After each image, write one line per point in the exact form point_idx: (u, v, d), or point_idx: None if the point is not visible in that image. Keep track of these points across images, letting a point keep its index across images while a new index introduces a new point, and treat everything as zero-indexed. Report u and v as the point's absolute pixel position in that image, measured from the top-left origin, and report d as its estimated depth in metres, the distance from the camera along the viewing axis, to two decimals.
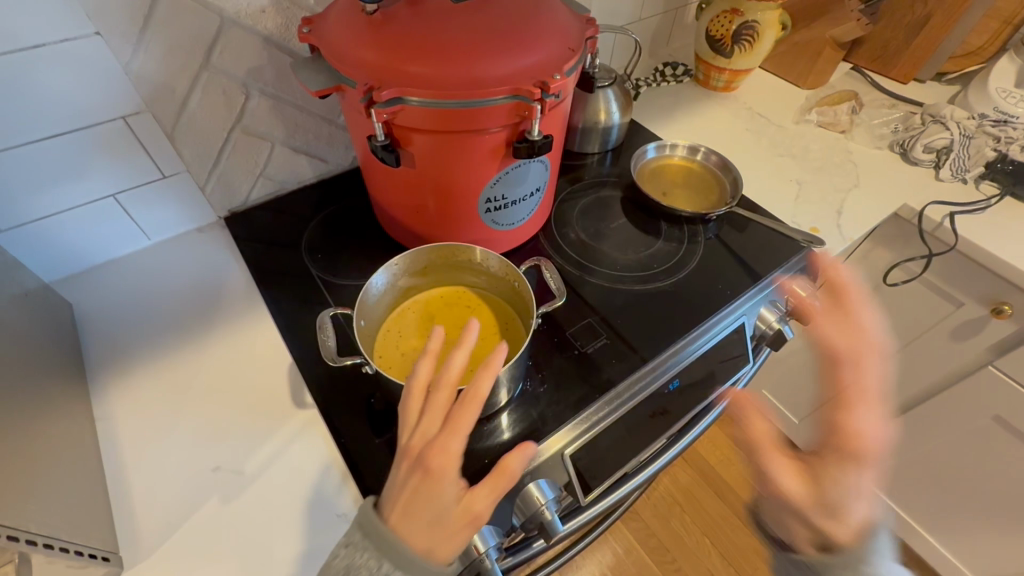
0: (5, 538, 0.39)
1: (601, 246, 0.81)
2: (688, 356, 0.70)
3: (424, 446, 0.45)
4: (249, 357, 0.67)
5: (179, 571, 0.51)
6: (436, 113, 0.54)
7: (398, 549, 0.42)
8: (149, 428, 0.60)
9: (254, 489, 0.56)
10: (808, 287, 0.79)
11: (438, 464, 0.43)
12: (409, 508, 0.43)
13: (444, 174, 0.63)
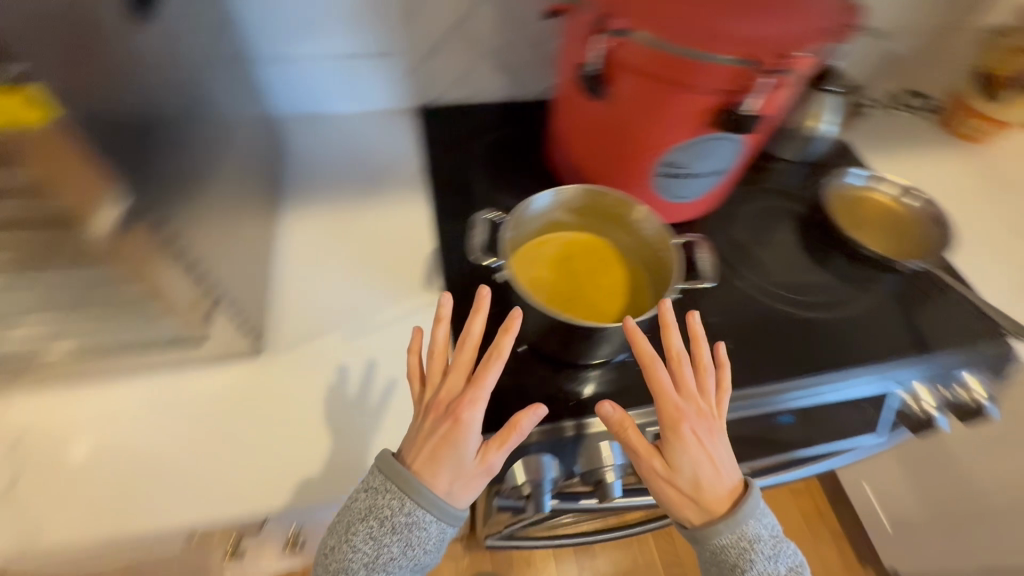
0: (200, 283, 0.49)
1: (758, 255, 0.76)
2: (799, 401, 0.65)
3: (450, 400, 0.49)
4: (399, 232, 0.74)
5: (296, 375, 0.60)
6: (655, 56, 0.54)
7: (420, 488, 0.48)
8: (308, 256, 0.70)
9: (369, 339, 0.63)
10: (987, 387, 0.67)
11: (464, 416, 0.48)
12: (432, 455, 0.48)
13: (634, 126, 0.61)
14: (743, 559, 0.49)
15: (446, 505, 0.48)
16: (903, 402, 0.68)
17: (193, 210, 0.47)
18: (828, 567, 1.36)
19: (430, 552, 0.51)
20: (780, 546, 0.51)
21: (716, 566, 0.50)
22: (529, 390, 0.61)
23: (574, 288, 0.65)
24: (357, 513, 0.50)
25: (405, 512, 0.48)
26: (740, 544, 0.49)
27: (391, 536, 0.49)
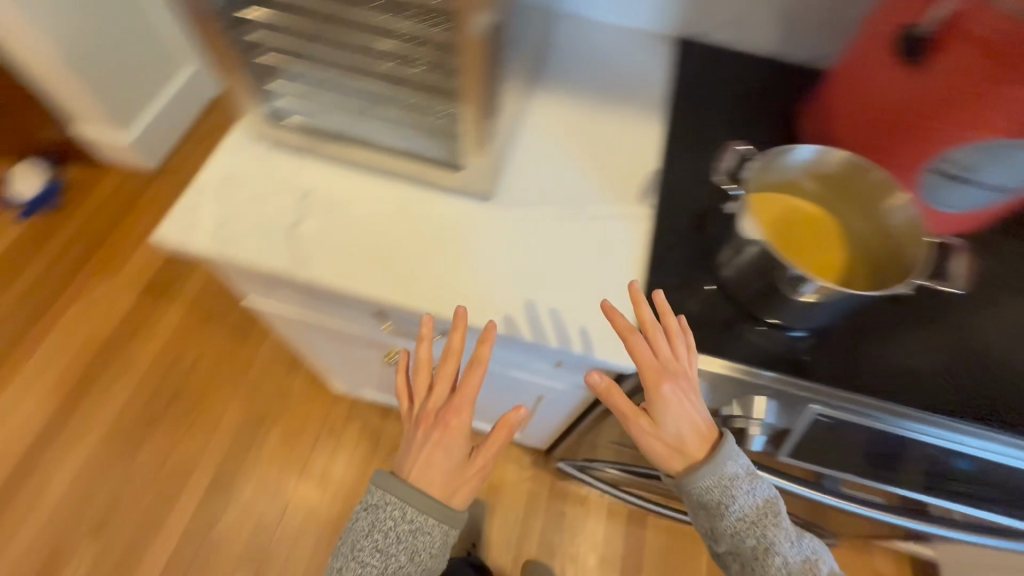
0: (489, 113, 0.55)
1: (994, 300, 0.68)
2: (961, 442, 0.59)
3: (437, 409, 0.57)
4: (631, 141, 0.76)
5: (511, 229, 0.67)
6: (1008, 27, 0.49)
7: (418, 496, 0.55)
8: (546, 133, 0.75)
9: (579, 224, 0.68)
10: None
11: (453, 422, 0.56)
12: (424, 461, 0.56)
13: (926, 104, 0.57)
14: (726, 497, 0.54)
15: (446, 509, 0.55)
16: None
17: (508, 51, 0.53)
18: None
19: (436, 554, 0.57)
20: (756, 481, 0.55)
21: (704, 509, 0.55)
22: (705, 324, 0.62)
23: (796, 234, 0.65)
24: (361, 530, 0.57)
25: (406, 520, 0.54)
26: (718, 485, 0.53)
27: (396, 548, 0.55)
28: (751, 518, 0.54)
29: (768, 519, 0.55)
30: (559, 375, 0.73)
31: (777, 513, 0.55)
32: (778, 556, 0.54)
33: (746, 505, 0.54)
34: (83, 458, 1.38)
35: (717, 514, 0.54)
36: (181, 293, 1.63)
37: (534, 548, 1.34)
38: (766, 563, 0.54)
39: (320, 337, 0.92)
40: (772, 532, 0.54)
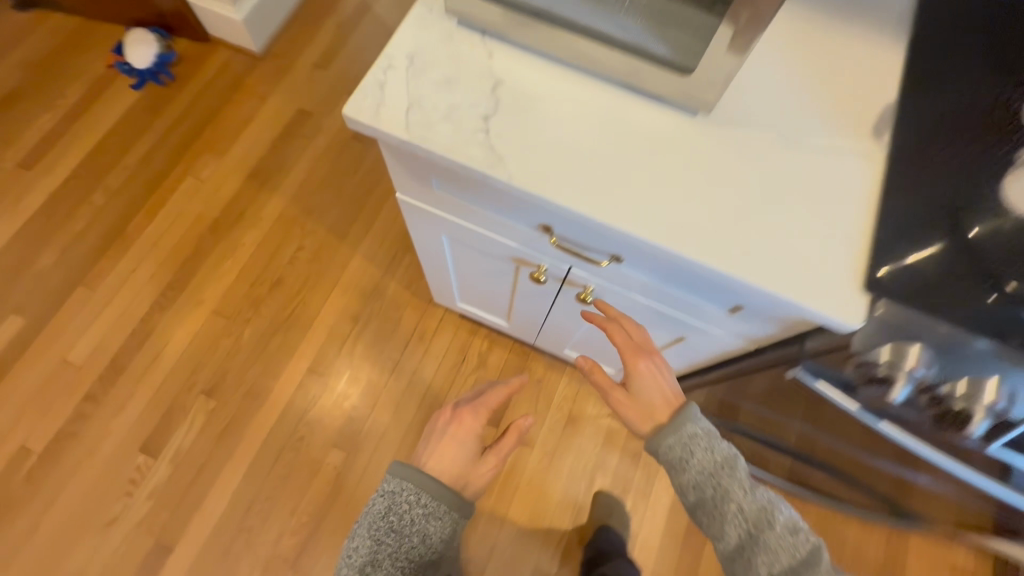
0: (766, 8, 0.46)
1: None
2: None
3: (460, 416, 0.84)
4: (866, 65, 0.64)
5: (721, 152, 0.59)
6: None
7: (431, 485, 0.75)
8: (766, 44, 0.64)
9: (799, 156, 0.59)
10: None
11: (464, 422, 0.83)
12: (443, 447, 0.81)
13: None
14: (686, 452, 0.65)
15: (455, 498, 0.75)
16: None
17: None
18: None
19: (438, 544, 0.74)
20: (716, 441, 0.66)
21: (671, 467, 0.67)
22: (929, 276, 0.54)
23: None
24: (378, 512, 0.74)
25: (420, 505, 0.74)
26: (682, 439, 0.66)
27: (407, 532, 0.72)
28: (709, 471, 0.65)
29: (724, 471, 0.65)
30: (731, 319, 0.68)
31: (735, 467, 0.65)
32: (733, 503, 0.63)
33: (706, 460, 0.65)
34: (196, 328, 1.47)
35: (681, 468, 0.66)
36: (285, 183, 1.64)
37: (608, 481, 1.37)
38: (722, 510, 0.64)
39: (454, 245, 0.89)
40: (728, 482, 0.64)
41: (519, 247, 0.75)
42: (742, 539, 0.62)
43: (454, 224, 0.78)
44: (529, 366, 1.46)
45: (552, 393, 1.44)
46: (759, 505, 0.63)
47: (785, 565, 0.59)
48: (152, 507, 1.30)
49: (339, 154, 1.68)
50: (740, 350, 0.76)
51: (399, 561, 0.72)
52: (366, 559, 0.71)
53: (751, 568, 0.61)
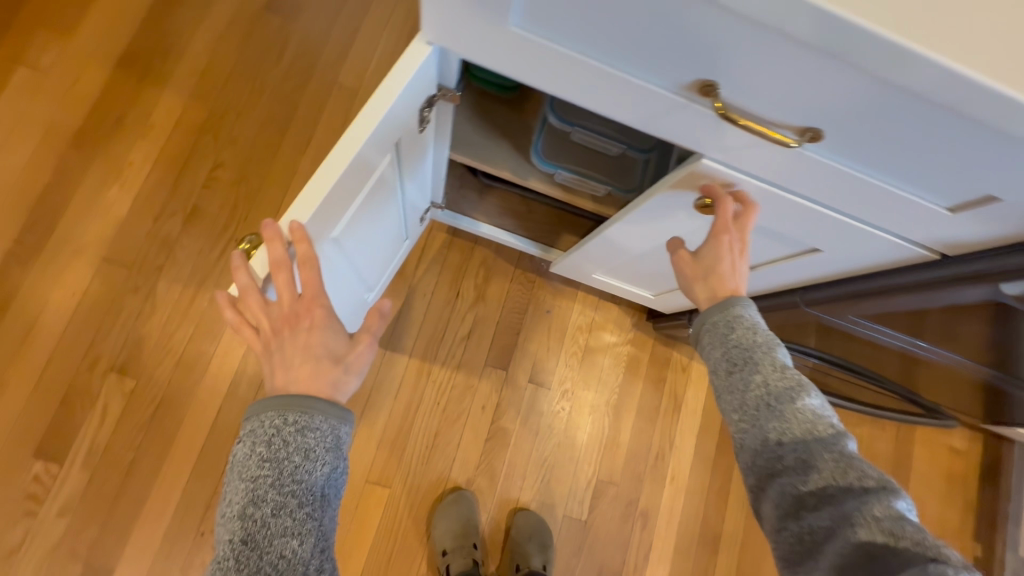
0: None
1: None
2: None
3: (290, 312, 0.48)
4: None
5: None
6: None
7: (294, 403, 0.44)
8: None
9: None
10: None
11: (315, 315, 0.48)
12: (304, 351, 0.47)
13: None
14: (728, 324, 0.51)
15: (332, 409, 0.45)
16: None
17: None
18: (943, 520, 1.34)
19: (334, 461, 0.44)
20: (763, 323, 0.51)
21: (701, 343, 0.53)
22: None
23: None
24: (242, 456, 0.43)
25: (293, 420, 0.43)
26: (722, 314, 0.52)
27: (287, 450, 0.43)
28: (743, 343, 0.50)
29: (761, 350, 0.49)
30: (944, 220, 0.48)
31: (778, 348, 0.49)
32: (758, 375, 0.48)
33: (742, 338, 0.50)
34: (82, 284, 1.06)
35: (712, 340, 0.52)
36: (175, 75, 1.17)
37: (634, 415, 1.22)
38: (745, 388, 0.48)
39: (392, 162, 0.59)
40: (760, 359, 0.49)
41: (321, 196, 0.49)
42: (751, 409, 0.48)
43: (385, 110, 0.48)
44: (536, 295, 1.24)
45: (564, 323, 1.24)
46: (790, 382, 0.48)
47: (801, 440, 0.45)
48: (68, 525, 0.98)
49: (249, 32, 1.22)
50: (904, 262, 0.58)
51: (293, 493, 0.42)
52: (241, 506, 0.42)
53: (766, 446, 0.47)
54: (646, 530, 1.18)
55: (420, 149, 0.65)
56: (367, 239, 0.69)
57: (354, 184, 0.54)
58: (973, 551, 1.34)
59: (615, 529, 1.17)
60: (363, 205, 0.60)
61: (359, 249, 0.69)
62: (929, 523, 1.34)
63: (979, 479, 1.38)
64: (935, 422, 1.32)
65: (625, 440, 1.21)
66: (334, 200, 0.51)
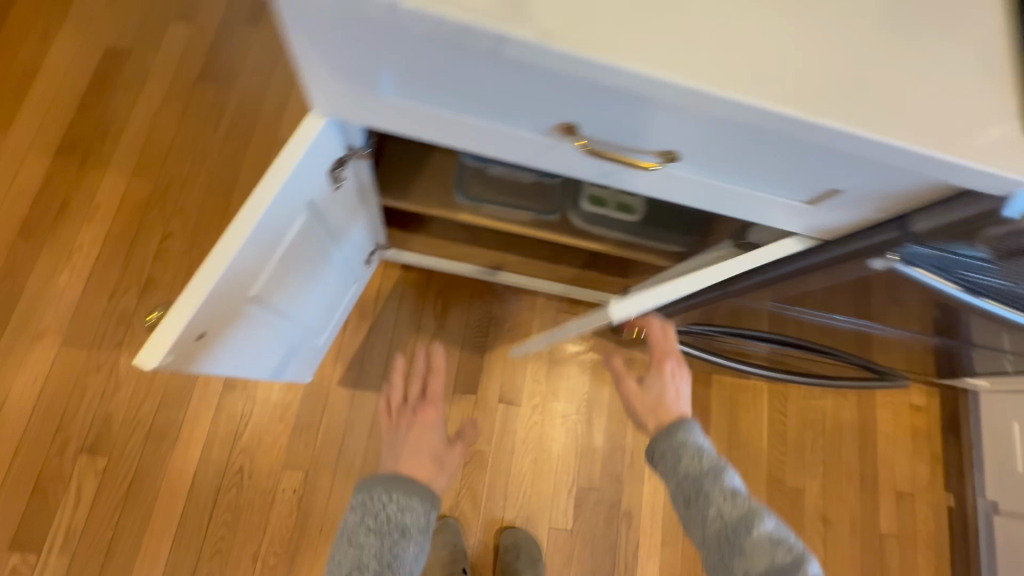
0: None
1: None
2: None
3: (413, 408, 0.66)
4: None
5: None
6: None
7: (401, 482, 0.57)
8: None
9: None
10: None
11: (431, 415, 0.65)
12: (421, 438, 0.63)
13: None
14: (676, 452, 0.59)
15: (429, 493, 0.57)
16: None
17: None
18: (914, 477, 1.40)
19: (425, 538, 0.56)
20: (708, 444, 0.60)
21: (661, 467, 0.61)
22: None
23: None
24: (348, 527, 0.56)
25: (394, 502, 0.56)
26: (674, 443, 0.60)
27: (388, 526, 0.55)
28: (692, 472, 0.58)
29: (710, 476, 0.57)
30: (807, 212, 0.53)
31: (725, 472, 0.57)
32: (712, 507, 0.55)
33: (691, 467, 0.58)
34: (43, 371, 1.07)
35: (669, 469, 0.60)
36: (115, 153, 1.20)
37: (605, 419, 1.26)
38: (702, 516, 0.56)
39: (309, 218, 0.61)
40: (710, 487, 0.57)
41: (224, 265, 0.50)
42: (714, 540, 0.55)
43: (286, 178, 0.51)
44: (494, 318, 1.28)
45: (526, 341, 1.28)
46: (742, 508, 0.54)
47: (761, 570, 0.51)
48: None
49: (185, 104, 1.25)
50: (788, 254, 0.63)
51: (390, 567, 0.53)
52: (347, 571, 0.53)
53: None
54: (631, 530, 1.21)
55: (341, 200, 0.67)
56: (300, 289, 0.71)
57: (265, 247, 0.55)
58: (945, 502, 1.39)
59: (601, 533, 1.20)
60: (282, 263, 0.61)
61: (291, 301, 0.70)
62: (901, 482, 1.39)
63: (942, 432, 1.44)
64: (891, 384, 1.38)
65: (599, 445, 1.25)
66: (243, 266, 0.52)
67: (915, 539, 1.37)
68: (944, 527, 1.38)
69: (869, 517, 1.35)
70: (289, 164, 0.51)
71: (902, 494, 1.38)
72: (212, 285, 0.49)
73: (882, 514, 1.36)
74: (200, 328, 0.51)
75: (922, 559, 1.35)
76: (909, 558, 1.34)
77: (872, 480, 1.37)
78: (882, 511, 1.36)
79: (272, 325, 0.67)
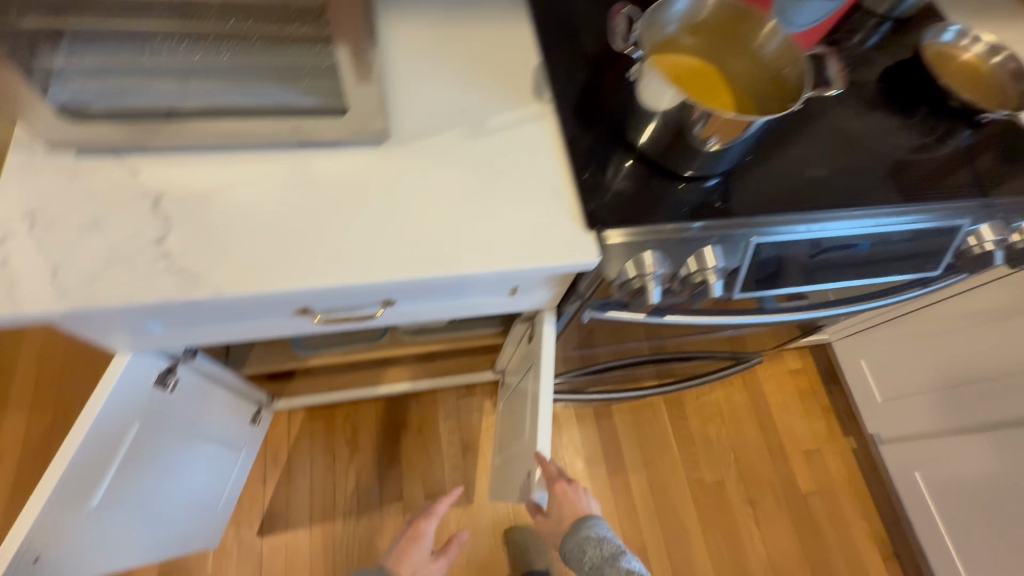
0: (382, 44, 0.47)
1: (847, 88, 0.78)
2: (849, 229, 0.67)
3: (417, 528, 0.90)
4: (504, 44, 0.71)
5: (425, 164, 0.60)
6: None
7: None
8: (420, 62, 0.67)
9: (489, 139, 0.63)
10: (998, 234, 0.71)
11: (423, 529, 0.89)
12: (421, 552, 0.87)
13: None
14: (581, 545, 0.78)
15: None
16: (963, 241, 0.73)
17: None
18: (814, 434, 1.55)
19: None
20: (610, 536, 0.79)
21: (574, 559, 0.80)
22: (625, 191, 0.63)
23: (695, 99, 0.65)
24: None
25: None
26: (579, 538, 0.79)
27: None
28: (596, 562, 0.76)
29: (609, 561, 0.76)
30: (517, 300, 0.70)
31: (621, 558, 0.75)
32: None
33: (597, 557, 0.77)
34: None
35: (579, 560, 0.79)
36: (12, 394, 1.30)
37: None
38: None
39: (143, 427, 0.73)
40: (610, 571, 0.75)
41: (47, 495, 0.61)
42: None
43: (99, 408, 0.64)
44: (402, 423, 1.39)
45: (436, 433, 1.39)
46: None
47: None
48: None
49: None
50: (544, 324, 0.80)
51: None
52: None
53: None
54: None
55: (180, 400, 0.80)
56: (159, 485, 0.81)
57: (95, 464, 0.66)
58: (850, 446, 1.54)
59: None
60: (122, 471, 0.72)
61: (151, 497, 0.80)
62: (805, 442, 1.54)
63: (824, 384, 1.62)
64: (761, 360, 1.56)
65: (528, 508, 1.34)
66: (66, 491, 0.63)
67: (836, 490, 1.49)
68: (856, 469, 1.52)
69: (788, 484, 1.48)
70: (101, 397, 0.64)
71: (809, 452, 1.53)
72: (37, 515, 0.60)
73: (798, 477, 1.49)
74: (33, 551, 0.61)
75: (848, 506, 1.47)
76: (835, 509, 1.47)
77: (780, 450, 1.51)
78: (797, 474, 1.49)
79: (129, 524, 0.76)
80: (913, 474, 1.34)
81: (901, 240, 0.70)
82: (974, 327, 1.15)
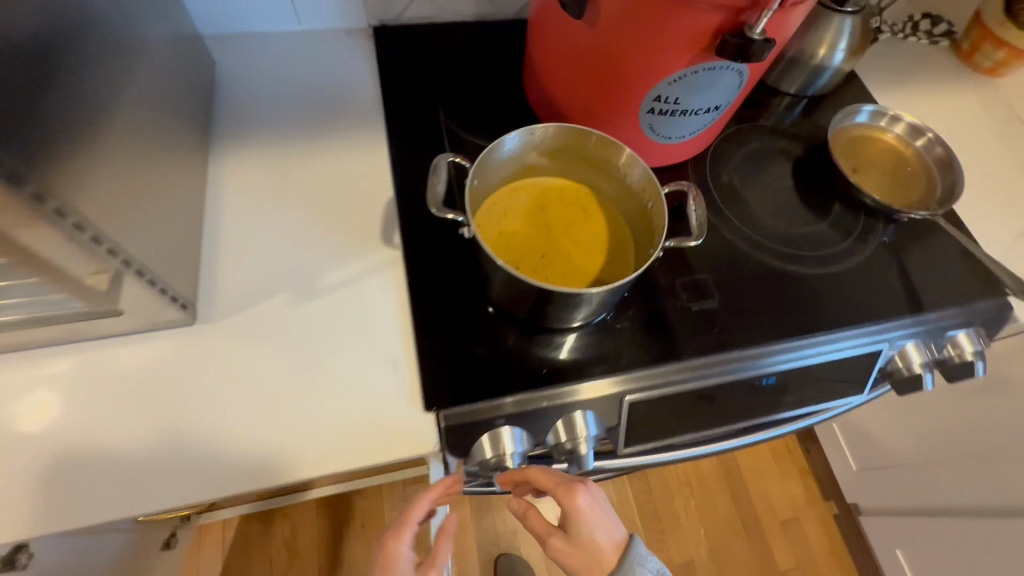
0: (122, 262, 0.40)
1: (751, 188, 0.70)
2: (746, 372, 0.58)
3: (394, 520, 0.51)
4: (353, 176, 0.64)
5: (242, 343, 0.53)
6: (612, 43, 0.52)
7: None
8: (252, 209, 0.60)
9: (320, 303, 0.56)
10: (925, 356, 0.63)
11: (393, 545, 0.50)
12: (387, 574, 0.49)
13: (613, 74, 0.55)
14: None
15: None
16: (889, 361, 0.64)
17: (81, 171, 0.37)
18: (791, 499, 1.45)
19: None
20: None
21: None
22: (476, 355, 0.55)
23: (549, 243, 0.58)
24: None
25: None
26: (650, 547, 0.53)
27: None
28: None
29: None
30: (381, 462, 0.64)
31: None
32: None
33: None
34: None
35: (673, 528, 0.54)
36: None
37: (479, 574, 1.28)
38: None
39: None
40: None
41: None
42: None
43: None
44: (345, 517, 1.32)
45: (381, 527, 1.32)
46: None
47: None
48: None
49: None
50: None
51: None
52: None
53: None
54: None
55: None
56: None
57: None
58: (830, 511, 1.44)
59: None
60: None
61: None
62: (782, 511, 1.43)
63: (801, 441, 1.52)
64: None
65: None
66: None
67: (816, 563, 1.39)
68: (838, 538, 1.41)
69: (763, 559, 1.37)
70: None
71: (787, 521, 1.42)
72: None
73: (775, 551, 1.39)
74: None
75: None
76: None
77: (753, 521, 1.41)
78: (773, 548, 1.39)
79: None
80: (895, 551, 1.23)
81: (813, 369, 0.61)
82: (941, 399, 1.05)
